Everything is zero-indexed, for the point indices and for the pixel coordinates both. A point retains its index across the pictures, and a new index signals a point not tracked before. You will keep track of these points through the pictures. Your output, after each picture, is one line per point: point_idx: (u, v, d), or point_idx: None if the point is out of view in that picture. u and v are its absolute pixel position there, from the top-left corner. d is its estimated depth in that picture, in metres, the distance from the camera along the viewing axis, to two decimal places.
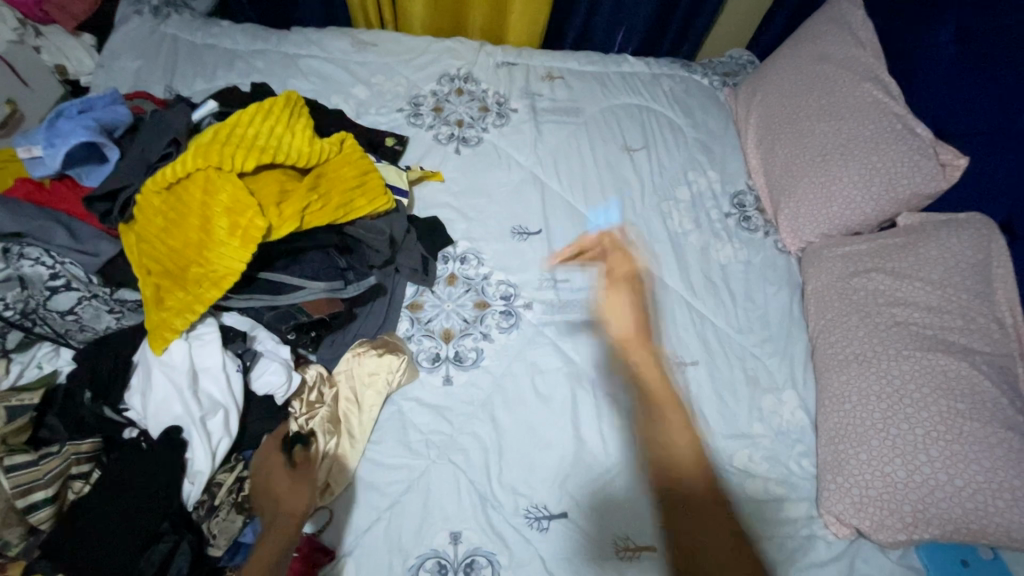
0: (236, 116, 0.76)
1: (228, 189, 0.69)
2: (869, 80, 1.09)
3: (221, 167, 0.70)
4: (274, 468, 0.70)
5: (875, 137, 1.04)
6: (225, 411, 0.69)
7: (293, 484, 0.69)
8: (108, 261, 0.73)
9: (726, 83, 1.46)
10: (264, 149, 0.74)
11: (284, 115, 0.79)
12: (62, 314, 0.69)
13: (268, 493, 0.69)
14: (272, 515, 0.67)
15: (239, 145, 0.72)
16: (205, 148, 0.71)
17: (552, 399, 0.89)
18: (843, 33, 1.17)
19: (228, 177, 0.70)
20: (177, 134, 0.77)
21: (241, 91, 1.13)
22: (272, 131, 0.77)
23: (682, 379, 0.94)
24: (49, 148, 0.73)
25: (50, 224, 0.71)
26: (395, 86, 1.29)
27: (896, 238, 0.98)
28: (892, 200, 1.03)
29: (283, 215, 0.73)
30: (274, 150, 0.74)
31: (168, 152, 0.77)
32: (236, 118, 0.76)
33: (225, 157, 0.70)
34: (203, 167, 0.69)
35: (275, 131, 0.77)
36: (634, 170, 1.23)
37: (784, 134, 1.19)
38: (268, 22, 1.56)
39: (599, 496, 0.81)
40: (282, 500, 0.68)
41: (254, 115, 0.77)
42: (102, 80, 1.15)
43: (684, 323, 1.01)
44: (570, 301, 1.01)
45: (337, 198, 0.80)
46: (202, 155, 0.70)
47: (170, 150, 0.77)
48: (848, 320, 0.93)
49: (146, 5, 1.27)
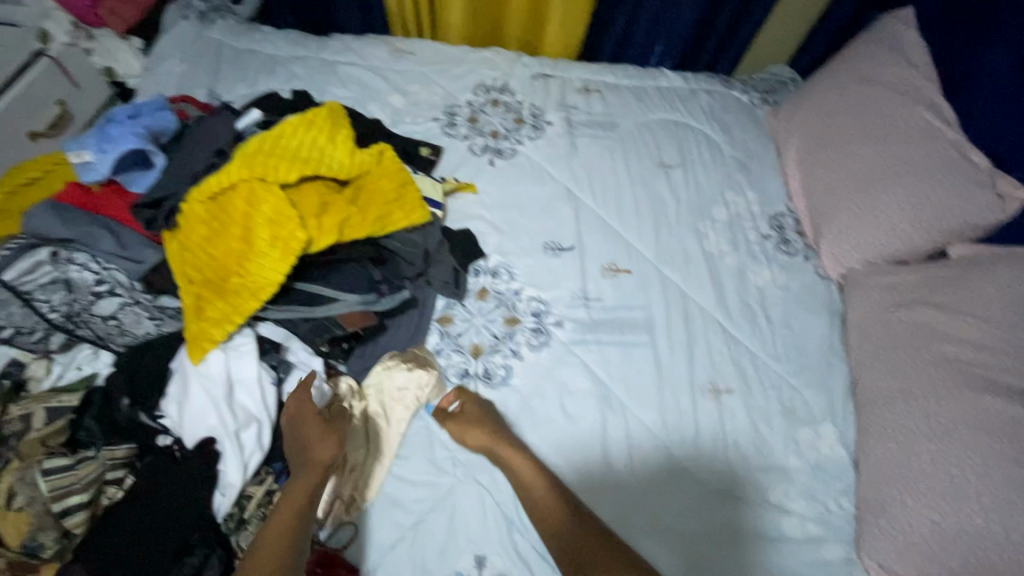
0: (283, 128, 0.79)
1: (270, 200, 0.71)
2: (920, 103, 1.06)
3: (265, 178, 0.73)
4: (306, 416, 0.70)
5: (925, 162, 1.01)
6: (258, 423, 0.69)
7: (324, 433, 0.70)
8: (152, 267, 0.74)
9: (766, 100, 1.42)
10: (306, 162, 0.77)
11: (326, 126, 0.81)
12: (104, 319, 0.72)
13: (298, 439, 0.69)
14: (301, 461, 0.67)
15: (283, 158, 0.75)
16: (250, 161, 0.74)
17: (581, 420, 0.88)
18: (893, 53, 1.13)
19: (272, 189, 0.73)
20: (223, 145, 0.79)
21: (281, 97, 1.15)
22: (316, 143, 0.79)
23: (714, 408, 0.91)
24: (101, 154, 0.75)
25: (98, 231, 0.73)
26: (431, 95, 1.29)
27: (947, 269, 0.93)
28: (942, 230, 0.99)
29: (323, 227, 0.74)
30: (316, 163, 0.77)
31: (214, 162, 0.78)
32: (281, 129, 0.79)
33: (269, 169, 0.73)
34: (248, 177, 0.73)
35: (319, 144, 0.79)
36: (669, 187, 1.21)
37: (827, 156, 1.15)
38: (308, 27, 1.58)
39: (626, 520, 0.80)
40: (311, 447, 0.68)
41: (297, 126, 0.80)
42: (148, 82, 1.18)
43: (718, 349, 0.98)
44: (601, 321, 0.99)
45: (375, 211, 0.80)
46: (247, 166, 0.73)
47: (214, 160, 0.77)
48: (893, 354, 0.90)
49: (193, 10, 1.29)
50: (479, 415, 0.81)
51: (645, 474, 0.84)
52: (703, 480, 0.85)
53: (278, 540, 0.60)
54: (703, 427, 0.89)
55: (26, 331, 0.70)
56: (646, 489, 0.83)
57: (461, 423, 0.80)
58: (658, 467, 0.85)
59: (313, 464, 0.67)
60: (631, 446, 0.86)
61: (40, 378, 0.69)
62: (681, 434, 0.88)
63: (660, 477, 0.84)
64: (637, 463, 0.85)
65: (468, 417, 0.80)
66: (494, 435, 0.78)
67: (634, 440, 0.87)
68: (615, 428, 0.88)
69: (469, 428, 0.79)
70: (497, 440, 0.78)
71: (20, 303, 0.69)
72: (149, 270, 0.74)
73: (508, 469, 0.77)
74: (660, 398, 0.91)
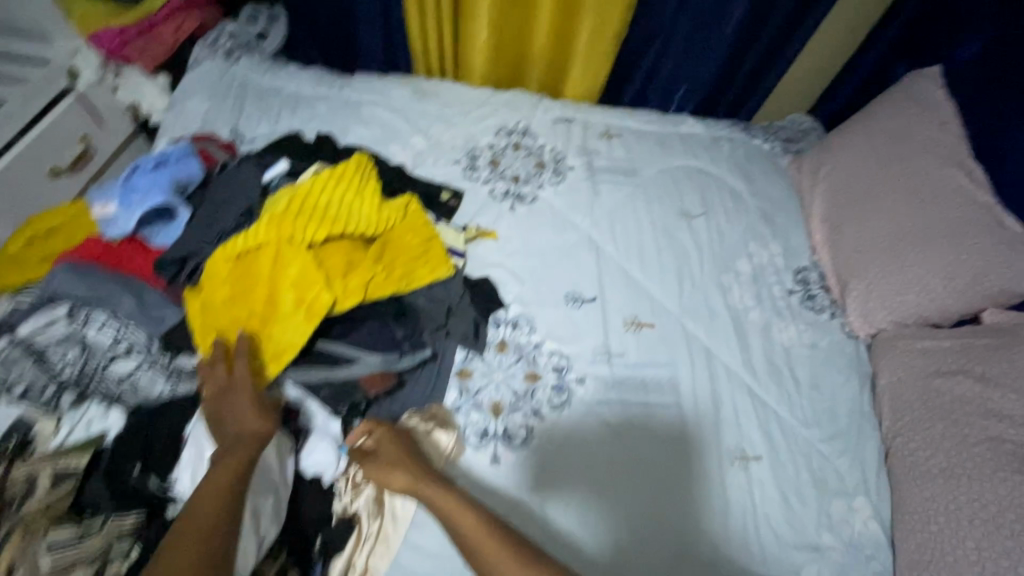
0: (310, 185, 0.83)
1: (298, 261, 0.75)
2: (953, 164, 1.03)
3: (292, 240, 0.77)
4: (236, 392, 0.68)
5: (959, 225, 0.98)
6: (274, 494, 0.67)
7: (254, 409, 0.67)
8: (169, 328, 0.75)
9: (788, 149, 1.41)
10: (334, 220, 0.81)
11: (354, 182, 0.85)
12: (118, 379, 0.71)
13: (228, 415, 0.67)
14: (229, 438, 0.65)
15: (311, 218, 0.79)
16: (279, 222, 0.78)
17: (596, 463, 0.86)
18: (923, 111, 1.12)
19: (299, 250, 0.76)
20: (251, 205, 0.81)
21: (305, 139, 1.14)
22: (343, 202, 0.83)
23: (743, 478, 0.88)
24: (125, 210, 0.78)
25: (120, 292, 0.74)
26: (453, 137, 1.29)
27: (985, 338, 0.90)
28: (977, 295, 0.96)
29: (348, 286, 0.78)
30: (343, 222, 0.82)
31: (241, 222, 0.80)
32: (309, 187, 0.82)
33: (297, 231, 0.78)
34: (275, 240, 0.76)
35: (347, 202, 0.84)
36: (692, 238, 1.19)
37: (854, 214, 1.13)
38: (331, 62, 1.59)
39: (625, 497, 0.84)
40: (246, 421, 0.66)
41: (325, 184, 0.84)
42: (173, 119, 1.18)
43: (745, 412, 0.95)
44: (624, 378, 0.96)
45: (399, 268, 0.86)
46: (275, 229, 0.77)
47: (242, 220, 0.80)
48: (931, 427, 0.86)
49: (219, 47, 1.29)
50: (397, 454, 0.72)
51: (670, 550, 0.80)
52: (730, 555, 0.81)
53: (206, 524, 0.57)
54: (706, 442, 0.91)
55: (37, 388, 0.68)
56: (644, 473, 0.87)
57: (383, 468, 0.71)
58: (663, 459, 0.88)
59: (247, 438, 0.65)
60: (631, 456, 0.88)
61: (47, 436, 0.66)
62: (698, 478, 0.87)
63: (663, 474, 0.87)
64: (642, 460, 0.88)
65: (390, 459, 0.71)
66: (416, 475, 0.70)
67: (659, 508, 0.84)
68: (639, 494, 0.84)
69: (390, 473, 0.70)
70: (418, 478, 0.69)
71: (33, 360, 0.70)
72: (166, 331, 0.75)
73: (433, 507, 0.68)
74: (665, 412, 0.93)
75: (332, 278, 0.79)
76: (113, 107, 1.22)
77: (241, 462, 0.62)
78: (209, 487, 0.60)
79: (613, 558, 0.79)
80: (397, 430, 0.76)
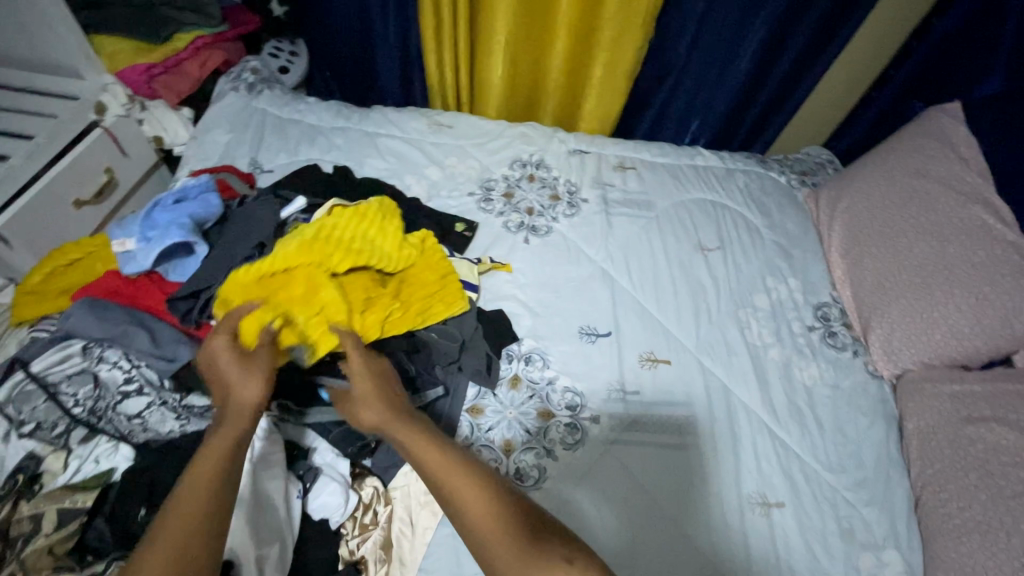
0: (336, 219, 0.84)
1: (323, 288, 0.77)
2: (977, 202, 1.01)
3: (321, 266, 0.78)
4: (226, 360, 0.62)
5: (986, 264, 0.96)
6: (280, 542, 0.62)
7: (248, 373, 0.61)
8: (183, 365, 0.75)
9: (804, 182, 1.40)
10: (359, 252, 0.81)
11: (381, 219, 0.87)
12: (128, 417, 0.71)
13: (222, 384, 0.60)
14: (223, 408, 0.58)
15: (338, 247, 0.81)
16: (308, 246, 0.79)
17: (616, 472, 0.87)
18: (944, 148, 1.10)
19: (326, 277, 0.78)
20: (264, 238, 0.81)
21: (322, 171, 1.16)
22: (369, 236, 0.85)
23: (764, 525, 0.85)
24: (143, 244, 0.77)
25: (133, 329, 0.74)
26: (468, 169, 1.30)
27: (1018, 383, 0.87)
28: (1007, 336, 0.93)
29: (366, 320, 0.81)
30: (368, 255, 0.83)
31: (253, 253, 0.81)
32: (339, 217, 0.85)
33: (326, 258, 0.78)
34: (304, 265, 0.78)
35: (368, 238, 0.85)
36: (709, 272, 1.17)
37: (874, 251, 1.11)
38: (350, 95, 1.62)
39: (632, 500, 0.84)
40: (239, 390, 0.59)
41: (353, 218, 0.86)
42: (194, 151, 1.20)
43: (765, 453, 0.92)
44: (639, 417, 0.93)
45: (417, 305, 0.87)
46: (306, 255, 0.78)
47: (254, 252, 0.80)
48: (963, 476, 0.82)
49: (242, 81, 1.33)
50: (369, 389, 0.67)
51: (669, 538, 0.81)
52: None
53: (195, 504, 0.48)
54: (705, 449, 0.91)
55: (48, 425, 0.68)
56: (652, 477, 0.87)
57: (355, 401, 0.67)
58: (671, 467, 0.88)
59: (237, 410, 0.57)
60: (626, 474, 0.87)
61: (55, 473, 0.65)
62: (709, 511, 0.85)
63: (667, 483, 0.87)
64: (647, 473, 0.87)
65: (364, 391, 0.67)
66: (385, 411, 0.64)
67: (677, 557, 0.80)
68: (655, 502, 0.84)
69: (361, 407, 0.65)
70: (387, 417, 0.63)
71: (45, 397, 0.69)
72: (180, 368, 0.74)
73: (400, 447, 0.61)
74: (670, 418, 0.94)
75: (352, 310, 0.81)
76: (138, 140, 1.25)
77: (234, 433, 0.55)
78: (194, 472, 0.51)
79: (626, 543, 0.80)
80: (371, 365, 0.70)
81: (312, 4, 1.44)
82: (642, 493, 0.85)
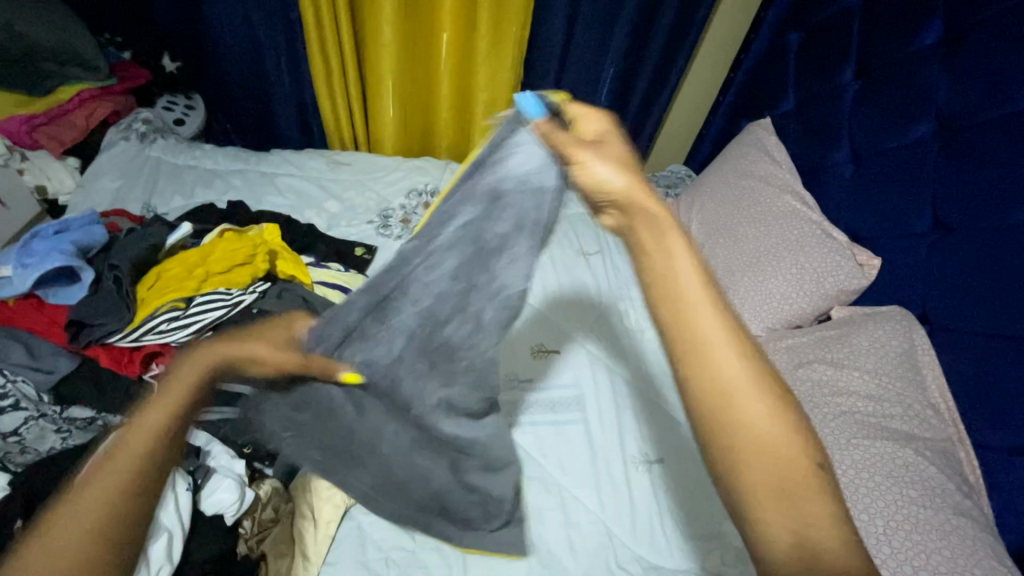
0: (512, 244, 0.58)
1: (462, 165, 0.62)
2: (788, 193, 1.24)
3: (216, 252, 0.95)
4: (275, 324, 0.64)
5: (800, 240, 1.15)
6: (168, 533, 0.68)
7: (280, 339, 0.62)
8: (61, 377, 0.83)
9: (668, 194, 1.62)
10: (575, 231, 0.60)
11: (251, 249, 0.97)
12: (4, 436, 0.75)
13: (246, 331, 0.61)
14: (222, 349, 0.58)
15: (249, 251, 0.97)
16: (220, 250, 0.95)
17: (576, 472, 0.95)
18: (762, 154, 1.34)
19: (216, 252, 0.94)
20: (119, 262, 0.88)
21: (217, 208, 1.18)
22: (237, 253, 0.95)
23: (647, 480, 0.95)
24: (20, 270, 0.85)
25: (10, 343, 0.83)
26: (365, 200, 1.33)
27: (831, 330, 1.05)
28: (823, 296, 1.12)
29: (203, 278, 0.90)
30: (228, 264, 0.93)
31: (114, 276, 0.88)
32: (243, 241, 0.98)
33: (225, 256, 0.94)
34: (211, 248, 0.95)
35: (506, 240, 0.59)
36: (591, 273, 1.30)
37: (718, 243, 1.31)
38: (249, 142, 1.67)
39: (601, 492, 0.92)
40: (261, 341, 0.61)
41: (236, 245, 0.97)
42: (81, 199, 1.21)
43: (645, 421, 1.02)
44: (534, 403, 1.02)
45: (237, 280, 0.92)
46: (209, 251, 0.95)
47: (113, 274, 0.88)
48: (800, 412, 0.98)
49: (134, 132, 1.35)
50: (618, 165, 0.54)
51: (638, 521, 0.90)
52: (643, 555, 0.86)
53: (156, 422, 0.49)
54: (606, 428, 1.00)
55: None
56: (602, 466, 0.96)
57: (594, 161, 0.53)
58: (608, 450, 0.98)
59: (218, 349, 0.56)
60: (564, 473, 0.94)
61: None
62: (619, 510, 0.91)
63: (587, 483, 0.93)
64: (581, 473, 0.94)
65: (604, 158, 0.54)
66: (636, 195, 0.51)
67: (572, 520, 0.89)
68: (617, 495, 0.92)
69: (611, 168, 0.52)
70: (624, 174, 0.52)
71: None
72: (58, 379, 0.82)
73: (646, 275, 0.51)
74: (569, 400, 1.03)
75: (208, 271, 0.91)
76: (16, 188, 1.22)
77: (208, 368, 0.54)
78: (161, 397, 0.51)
79: (604, 536, 0.88)
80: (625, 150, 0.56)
81: (203, 61, 1.50)
82: (607, 488, 0.93)
